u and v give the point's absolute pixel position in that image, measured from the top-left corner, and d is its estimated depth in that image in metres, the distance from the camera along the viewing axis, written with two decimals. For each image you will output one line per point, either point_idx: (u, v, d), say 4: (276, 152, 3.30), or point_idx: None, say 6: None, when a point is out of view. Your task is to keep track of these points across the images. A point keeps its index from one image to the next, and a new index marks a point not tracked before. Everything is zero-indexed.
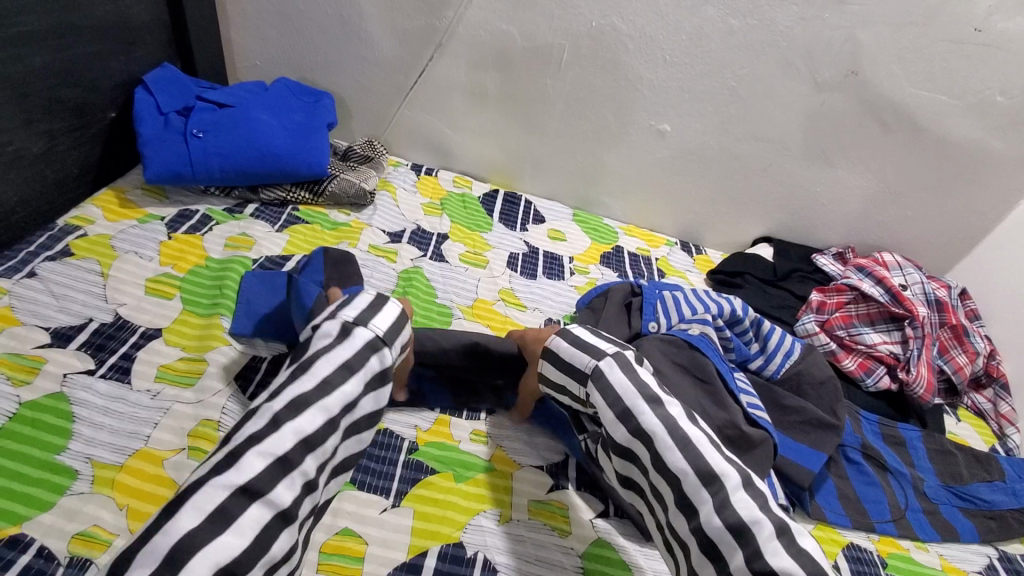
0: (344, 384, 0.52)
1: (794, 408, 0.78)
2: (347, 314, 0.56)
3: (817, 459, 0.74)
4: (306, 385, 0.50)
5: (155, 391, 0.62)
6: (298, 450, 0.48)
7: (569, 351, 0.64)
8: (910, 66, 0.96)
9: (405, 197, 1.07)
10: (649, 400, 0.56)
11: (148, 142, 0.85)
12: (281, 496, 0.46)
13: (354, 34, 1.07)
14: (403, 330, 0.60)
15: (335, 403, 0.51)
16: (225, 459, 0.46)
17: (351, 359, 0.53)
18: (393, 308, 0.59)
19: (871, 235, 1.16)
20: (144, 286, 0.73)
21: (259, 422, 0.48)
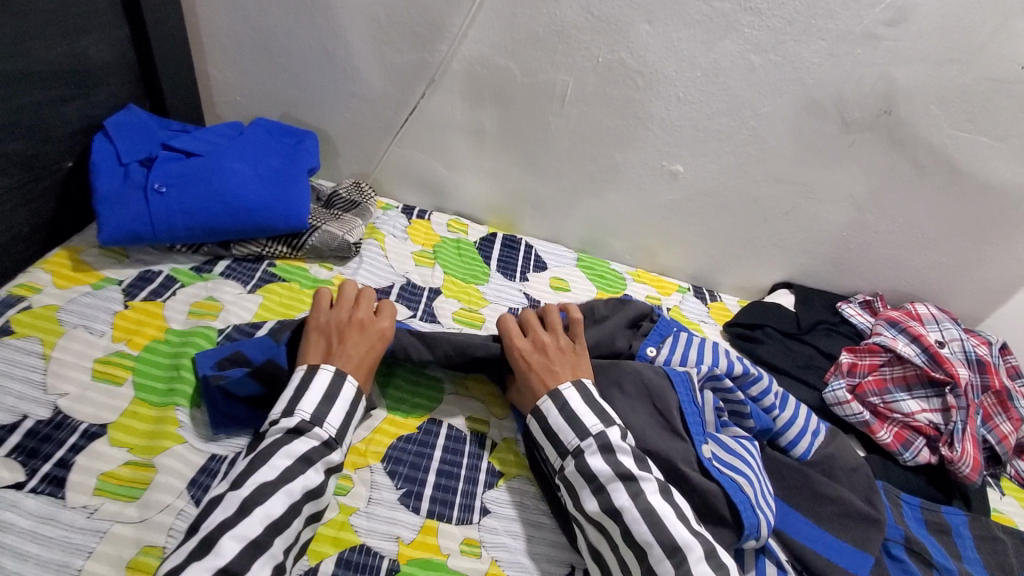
0: (303, 473, 0.54)
1: (830, 497, 0.68)
2: (303, 408, 0.58)
3: (865, 563, 0.63)
4: (267, 474, 0.52)
5: (94, 507, 0.53)
6: (249, 551, 0.48)
7: (559, 426, 0.63)
8: (950, 106, 0.87)
9: (395, 245, 0.99)
10: (622, 477, 0.57)
11: (104, 199, 0.76)
12: (258, 575, 0.48)
13: (339, 69, 0.99)
14: (356, 414, 0.61)
15: (297, 488, 0.53)
16: (198, 547, 0.48)
17: (311, 452, 0.55)
18: (350, 392, 0.61)
19: (901, 281, 1.07)
20: (92, 370, 0.64)
21: (225, 509, 0.50)
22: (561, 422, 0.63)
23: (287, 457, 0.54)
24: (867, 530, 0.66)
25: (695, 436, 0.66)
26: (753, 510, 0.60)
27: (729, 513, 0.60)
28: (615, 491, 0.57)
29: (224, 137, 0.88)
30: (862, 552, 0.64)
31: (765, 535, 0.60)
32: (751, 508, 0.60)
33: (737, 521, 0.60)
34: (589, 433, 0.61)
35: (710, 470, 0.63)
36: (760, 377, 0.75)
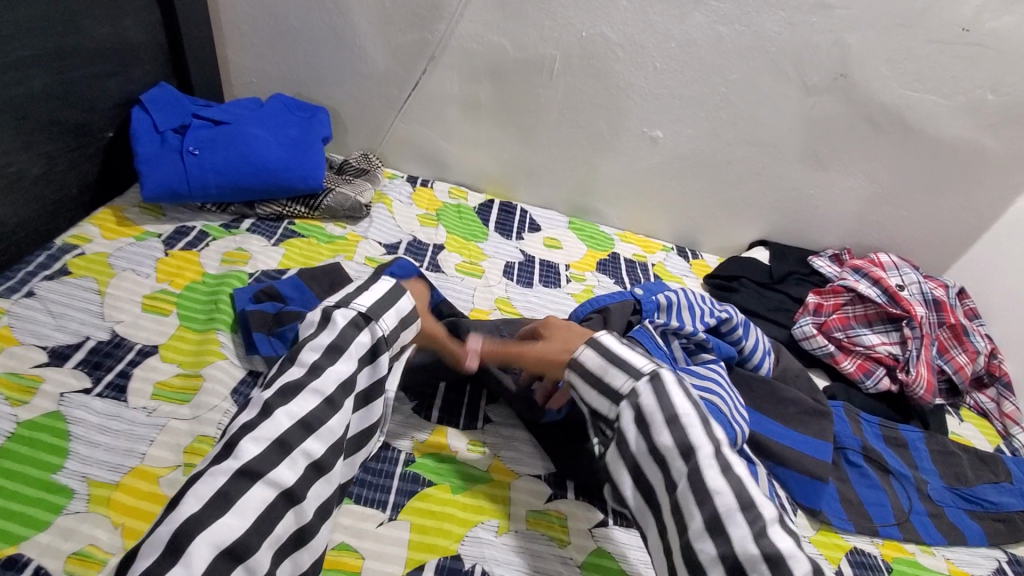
0: (333, 365, 0.54)
1: (791, 399, 0.79)
2: (328, 301, 0.58)
3: (825, 449, 0.75)
4: (295, 372, 0.54)
5: (151, 408, 0.62)
6: (273, 451, 0.49)
7: (602, 367, 0.58)
8: (899, 67, 0.96)
9: (401, 208, 1.08)
10: (699, 416, 0.51)
11: (145, 160, 0.86)
12: (281, 475, 0.49)
13: (347, 49, 1.09)
14: (398, 302, 0.60)
15: (328, 383, 0.54)
16: (223, 450, 0.48)
17: (338, 342, 0.55)
18: (382, 285, 0.61)
19: (867, 236, 1.16)
20: (142, 304, 0.74)
21: (250, 411, 0.51)
22: (622, 351, 0.58)
23: (314, 351, 0.55)
24: (821, 422, 0.78)
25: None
26: (731, 424, 0.66)
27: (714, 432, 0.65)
28: (693, 428, 0.50)
29: (247, 108, 0.98)
30: (821, 440, 0.76)
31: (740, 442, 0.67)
32: (730, 422, 0.66)
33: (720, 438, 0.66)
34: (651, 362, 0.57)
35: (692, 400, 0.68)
36: (728, 314, 0.83)
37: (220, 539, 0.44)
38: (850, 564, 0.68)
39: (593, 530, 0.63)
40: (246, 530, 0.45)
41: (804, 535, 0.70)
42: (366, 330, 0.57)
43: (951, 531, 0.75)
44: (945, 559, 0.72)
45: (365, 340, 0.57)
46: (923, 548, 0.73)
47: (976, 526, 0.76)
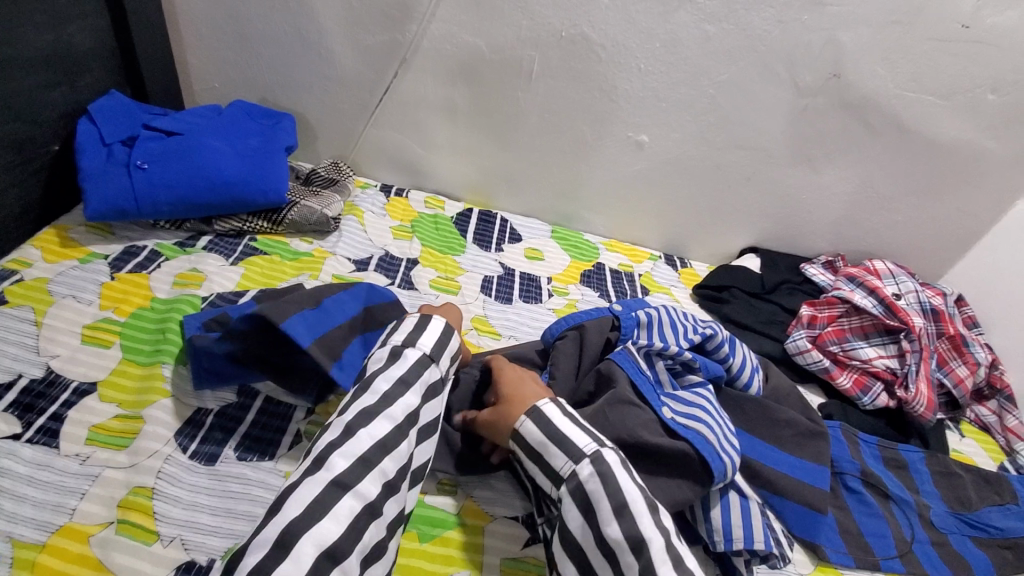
0: (404, 395, 0.53)
1: (784, 421, 0.74)
2: (395, 338, 0.57)
3: (823, 475, 0.70)
4: (369, 399, 0.52)
5: (85, 455, 0.57)
6: (358, 468, 0.47)
7: (543, 445, 0.55)
8: (895, 67, 0.91)
9: (373, 220, 1.02)
10: (645, 502, 0.48)
11: (89, 176, 0.80)
12: (369, 488, 0.47)
13: (313, 52, 1.03)
14: (449, 342, 0.60)
15: (399, 411, 0.52)
16: (312, 464, 0.47)
17: (407, 375, 0.54)
18: (438, 324, 0.60)
19: (860, 241, 1.12)
20: (81, 335, 0.67)
21: (333, 431, 0.49)
22: (572, 427, 0.55)
23: (386, 380, 0.53)
24: (817, 444, 0.73)
25: (652, 403, 0.65)
26: (717, 454, 0.59)
27: (698, 466, 0.59)
28: (642, 518, 0.47)
29: (205, 117, 0.92)
30: (819, 465, 0.71)
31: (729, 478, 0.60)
32: (717, 453, 0.59)
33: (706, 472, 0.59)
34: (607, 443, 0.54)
35: (675, 430, 0.62)
36: (712, 331, 0.76)
37: (320, 540, 0.43)
38: None
39: None
40: (342, 534, 0.44)
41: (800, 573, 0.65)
42: (430, 368, 0.56)
43: (957, 561, 0.70)
44: None
45: (429, 374, 0.56)
46: None
47: (983, 555, 0.72)
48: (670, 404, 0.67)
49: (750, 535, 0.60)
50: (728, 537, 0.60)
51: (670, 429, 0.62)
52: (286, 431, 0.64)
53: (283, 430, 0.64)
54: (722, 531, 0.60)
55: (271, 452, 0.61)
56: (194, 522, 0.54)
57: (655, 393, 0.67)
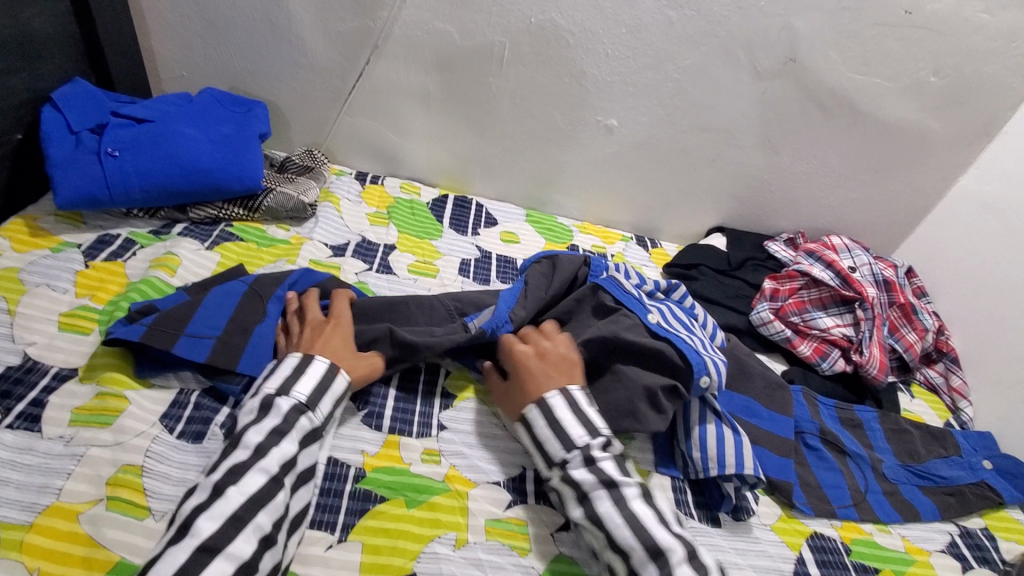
0: (278, 446, 0.54)
1: (756, 374, 0.82)
2: (268, 387, 0.58)
3: (788, 424, 0.78)
4: (240, 455, 0.53)
5: (69, 437, 0.57)
6: (229, 527, 0.48)
7: (532, 446, 0.63)
8: (846, 51, 0.97)
9: (349, 207, 1.03)
10: (604, 484, 0.57)
11: (57, 164, 0.79)
12: (243, 548, 0.48)
13: (284, 39, 1.02)
14: (332, 384, 0.61)
15: (273, 462, 0.53)
16: (177, 532, 0.47)
17: (281, 425, 0.55)
18: (321, 366, 0.61)
19: (819, 219, 1.18)
20: (58, 322, 0.67)
21: (200, 494, 0.50)
22: (546, 430, 0.62)
23: (259, 433, 0.54)
24: (783, 396, 0.81)
25: (638, 311, 0.75)
26: (695, 352, 0.71)
27: (679, 359, 0.70)
28: (599, 498, 0.57)
29: (175, 104, 0.91)
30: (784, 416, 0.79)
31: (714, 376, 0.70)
32: (693, 350, 0.71)
33: (687, 365, 0.70)
34: (576, 444, 0.60)
35: (658, 332, 0.72)
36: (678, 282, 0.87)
37: None
38: (811, 549, 0.68)
39: (555, 536, 0.61)
40: None
41: (765, 523, 0.70)
42: (306, 416, 0.58)
43: (905, 508, 0.76)
44: (901, 537, 0.73)
45: (303, 424, 0.57)
46: (880, 528, 0.74)
47: (928, 501, 0.78)
48: (657, 312, 0.77)
49: (741, 461, 0.66)
50: (722, 464, 0.66)
51: (653, 333, 0.73)
52: None
53: None
54: (716, 458, 0.67)
55: None
56: (184, 498, 0.55)
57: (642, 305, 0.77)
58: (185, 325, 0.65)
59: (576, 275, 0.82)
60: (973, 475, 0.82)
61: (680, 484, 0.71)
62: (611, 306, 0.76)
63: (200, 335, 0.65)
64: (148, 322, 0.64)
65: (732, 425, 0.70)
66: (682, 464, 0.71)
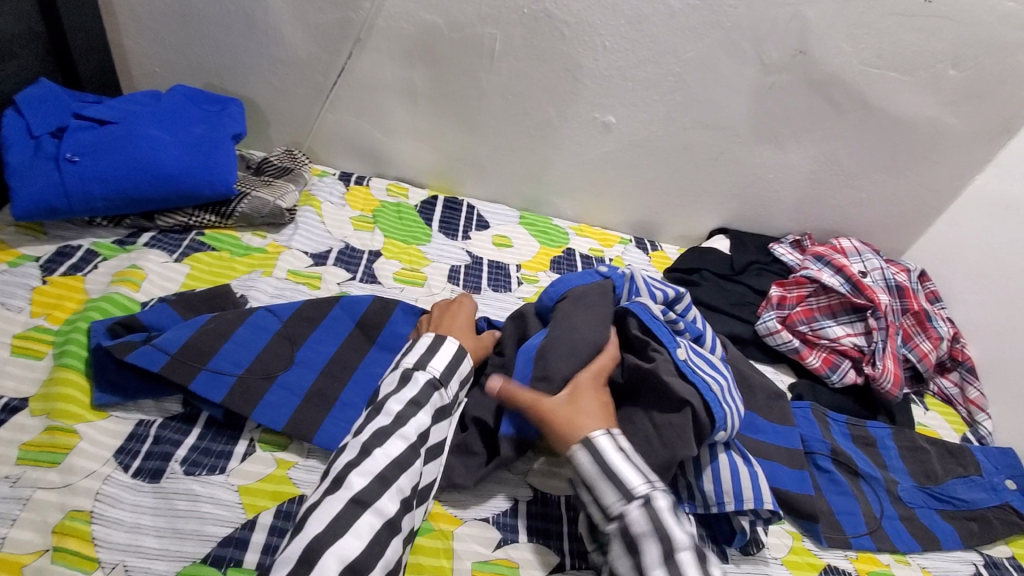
0: (415, 416, 0.56)
1: (760, 386, 0.78)
2: (406, 361, 0.60)
3: (792, 436, 0.74)
4: (383, 420, 0.54)
5: (15, 476, 0.52)
6: (376, 484, 0.50)
7: (594, 477, 0.54)
8: (860, 43, 0.90)
9: (332, 211, 0.97)
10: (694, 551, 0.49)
11: (14, 172, 0.73)
12: (386, 505, 0.49)
13: (260, 32, 0.96)
14: (460, 365, 0.63)
15: (411, 430, 0.55)
16: (331, 484, 0.49)
17: (418, 396, 0.57)
18: (450, 345, 0.63)
19: (827, 219, 1.13)
20: (10, 346, 0.62)
21: (349, 452, 0.52)
22: (621, 463, 0.53)
23: (399, 403, 0.56)
24: (781, 407, 0.77)
25: (666, 342, 0.66)
26: (720, 405, 0.61)
27: (705, 412, 0.60)
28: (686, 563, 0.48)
29: (142, 104, 0.85)
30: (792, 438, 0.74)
31: (730, 430, 0.62)
32: (720, 403, 0.62)
33: (709, 419, 0.61)
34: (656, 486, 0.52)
35: (685, 371, 0.63)
36: (682, 293, 0.77)
37: None
38: None
39: None
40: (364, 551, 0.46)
41: (774, 556, 0.65)
42: (439, 392, 0.59)
43: (924, 535, 0.72)
44: (922, 568, 0.69)
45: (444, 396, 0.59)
46: (898, 558, 0.69)
47: (949, 527, 0.73)
48: (685, 348, 0.68)
49: (758, 495, 0.61)
50: (737, 498, 0.61)
51: (681, 370, 0.64)
52: (238, 442, 0.60)
53: (234, 441, 0.60)
54: (732, 492, 0.61)
55: (222, 465, 0.57)
56: (138, 547, 0.50)
57: (670, 337, 0.68)
58: (208, 359, 0.62)
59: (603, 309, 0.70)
60: (997, 498, 0.77)
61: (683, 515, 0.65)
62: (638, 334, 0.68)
63: (222, 372, 0.61)
64: (171, 352, 0.61)
65: (743, 453, 0.66)
66: (688, 497, 0.65)
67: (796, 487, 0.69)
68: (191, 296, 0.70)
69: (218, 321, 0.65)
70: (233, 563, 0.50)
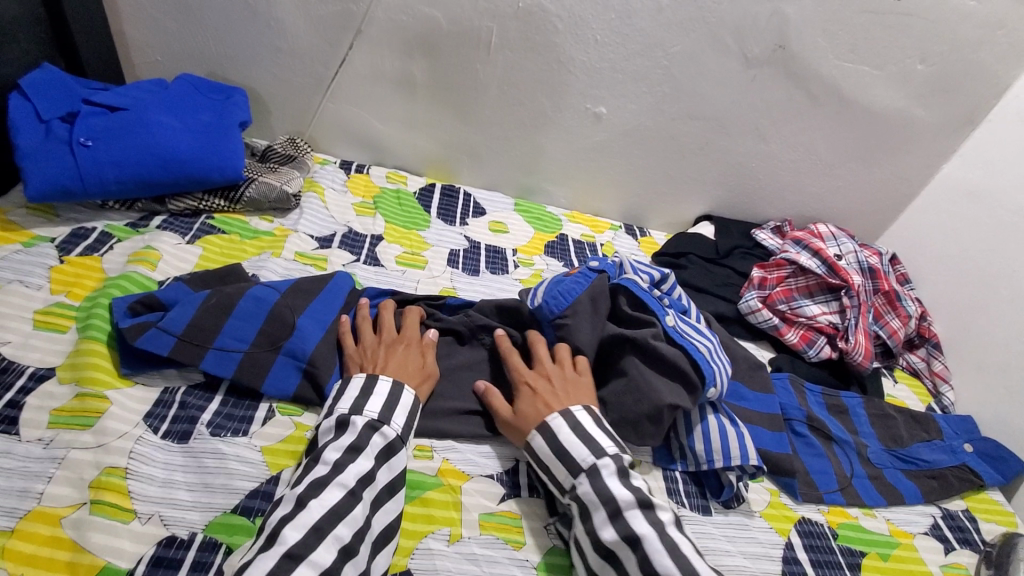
0: (354, 461, 0.56)
1: (743, 358, 0.84)
2: (342, 407, 0.60)
3: (771, 403, 0.80)
4: (321, 470, 0.55)
5: (49, 438, 0.55)
6: (311, 538, 0.49)
7: (550, 460, 0.61)
8: (835, 38, 0.96)
9: (334, 197, 1.01)
10: (641, 505, 0.55)
11: (28, 155, 0.75)
12: (323, 556, 0.49)
13: (263, 23, 0.99)
14: (401, 398, 0.63)
15: (350, 476, 0.55)
16: (264, 542, 0.48)
17: (357, 441, 0.57)
18: (385, 385, 0.63)
19: (805, 206, 1.19)
20: (33, 321, 0.65)
21: (285, 506, 0.52)
22: (573, 438, 0.61)
23: (337, 450, 0.56)
24: (764, 376, 0.83)
25: (656, 313, 0.74)
26: (708, 363, 0.70)
27: (693, 371, 0.68)
28: (635, 519, 0.54)
29: (149, 91, 0.88)
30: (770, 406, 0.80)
31: (721, 385, 0.70)
32: (707, 362, 0.70)
33: (698, 376, 0.69)
34: (606, 453, 0.60)
35: (673, 336, 0.72)
36: (668, 273, 0.82)
37: None
38: (800, 534, 0.69)
39: (549, 529, 0.61)
40: None
41: (755, 510, 0.71)
42: (380, 432, 0.59)
43: (889, 491, 0.78)
44: (887, 521, 0.75)
45: (389, 435, 0.59)
46: (866, 512, 0.75)
47: (912, 485, 0.80)
48: (674, 316, 0.76)
49: (745, 452, 0.68)
50: (727, 455, 0.68)
51: (670, 336, 0.72)
52: (258, 408, 0.64)
53: (255, 407, 0.64)
54: (720, 450, 0.68)
55: (245, 428, 0.61)
56: (171, 499, 0.54)
57: (661, 307, 0.76)
58: (214, 338, 0.65)
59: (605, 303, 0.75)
60: (956, 459, 0.84)
61: (673, 473, 0.72)
62: (629, 310, 0.75)
63: (229, 349, 0.64)
64: (176, 333, 0.63)
65: (729, 415, 0.73)
66: (681, 457, 0.72)
67: (775, 447, 0.75)
68: (203, 274, 0.73)
69: (220, 297, 0.67)
70: (260, 513, 0.55)
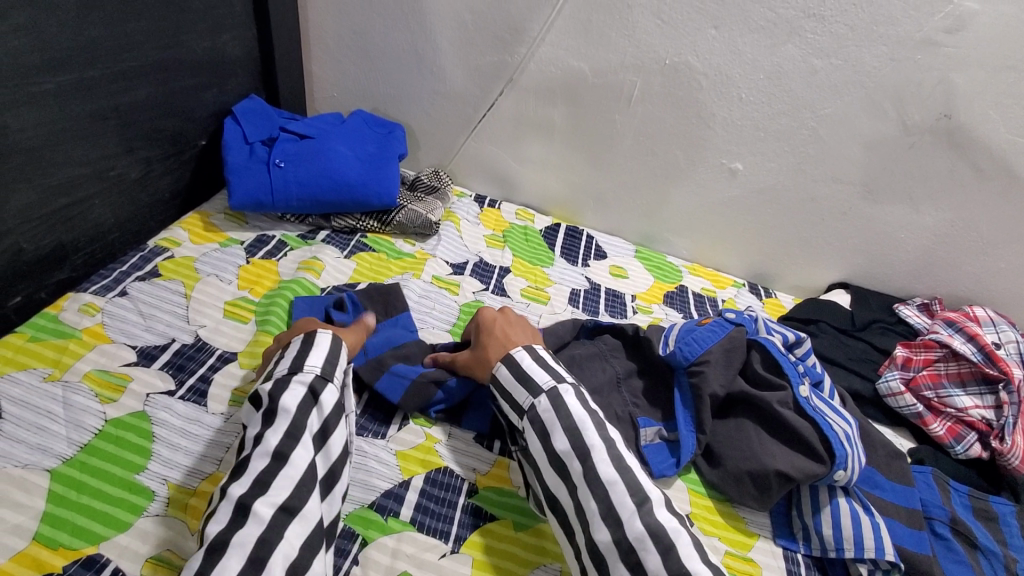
0: (273, 426, 0.54)
1: (880, 442, 0.77)
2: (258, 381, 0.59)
3: (912, 496, 0.73)
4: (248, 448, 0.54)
5: (229, 413, 0.64)
6: (253, 491, 0.50)
7: (512, 385, 0.64)
8: (1007, 111, 0.89)
9: (468, 228, 1.08)
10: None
11: (235, 170, 0.90)
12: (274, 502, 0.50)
13: (428, 70, 1.11)
14: (316, 340, 0.61)
15: (272, 443, 0.53)
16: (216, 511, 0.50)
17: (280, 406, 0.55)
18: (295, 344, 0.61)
19: (961, 285, 1.08)
20: (224, 309, 0.76)
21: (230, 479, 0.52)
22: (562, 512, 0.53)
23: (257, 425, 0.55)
24: (902, 466, 0.76)
25: (791, 379, 0.72)
26: (841, 443, 0.67)
27: (820, 445, 0.67)
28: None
29: (330, 124, 1.01)
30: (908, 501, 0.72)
31: (852, 471, 0.66)
32: (840, 442, 0.67)
33: (827, 454, 0.66)
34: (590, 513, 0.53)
35: (805, 410, 0.70)
36: (803, 338, 0.80)
37: None
38: None
39: None
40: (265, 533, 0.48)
41: None
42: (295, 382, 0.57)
43: None
44: None
45: (308, 379, 0.57)
46: None
47: None
48: (808, 389, 0.73)
49: (882, 546, 0.63)
50: (859, 545, 0.63)
51: (800, 408, 0.70)
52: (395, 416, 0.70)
53: (392, 414, 0.70)
54: (852, 539, 0.64)
55: (383, 432, 0.68)
56: None
57: (796, 374, 0.74)
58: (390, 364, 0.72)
59: (748, 361, 0.75)
60: None
61: (794, 555, 0.68)
62: (762, 369, 0.74)
63: (400, 375, 0.71)
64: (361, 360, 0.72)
65: (862, 501, 0.68)
66: (804, 538, 0.68)
67: (912, 544, 0.67)
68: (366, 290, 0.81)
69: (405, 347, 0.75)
70: (393, 513, 0.60)
